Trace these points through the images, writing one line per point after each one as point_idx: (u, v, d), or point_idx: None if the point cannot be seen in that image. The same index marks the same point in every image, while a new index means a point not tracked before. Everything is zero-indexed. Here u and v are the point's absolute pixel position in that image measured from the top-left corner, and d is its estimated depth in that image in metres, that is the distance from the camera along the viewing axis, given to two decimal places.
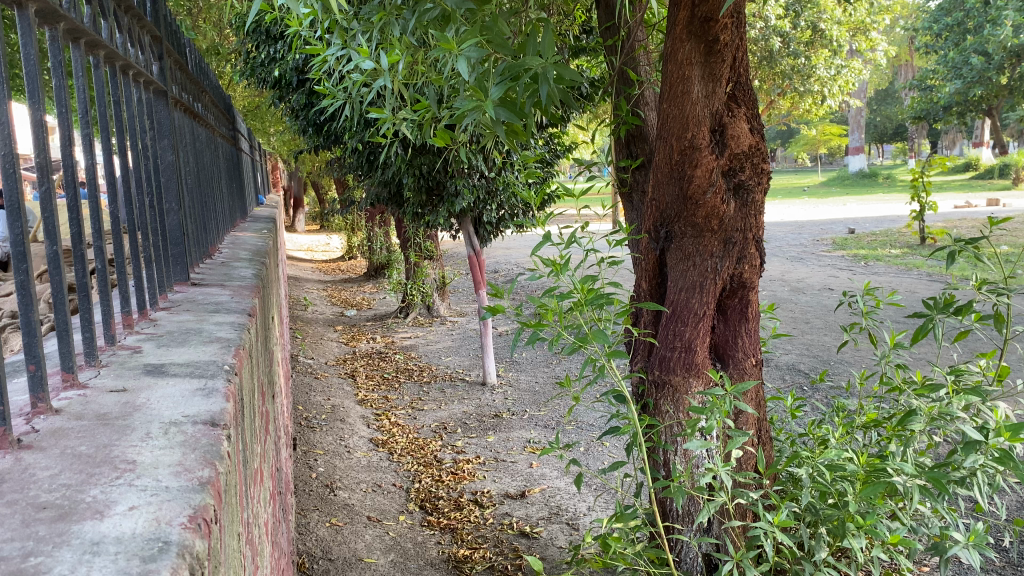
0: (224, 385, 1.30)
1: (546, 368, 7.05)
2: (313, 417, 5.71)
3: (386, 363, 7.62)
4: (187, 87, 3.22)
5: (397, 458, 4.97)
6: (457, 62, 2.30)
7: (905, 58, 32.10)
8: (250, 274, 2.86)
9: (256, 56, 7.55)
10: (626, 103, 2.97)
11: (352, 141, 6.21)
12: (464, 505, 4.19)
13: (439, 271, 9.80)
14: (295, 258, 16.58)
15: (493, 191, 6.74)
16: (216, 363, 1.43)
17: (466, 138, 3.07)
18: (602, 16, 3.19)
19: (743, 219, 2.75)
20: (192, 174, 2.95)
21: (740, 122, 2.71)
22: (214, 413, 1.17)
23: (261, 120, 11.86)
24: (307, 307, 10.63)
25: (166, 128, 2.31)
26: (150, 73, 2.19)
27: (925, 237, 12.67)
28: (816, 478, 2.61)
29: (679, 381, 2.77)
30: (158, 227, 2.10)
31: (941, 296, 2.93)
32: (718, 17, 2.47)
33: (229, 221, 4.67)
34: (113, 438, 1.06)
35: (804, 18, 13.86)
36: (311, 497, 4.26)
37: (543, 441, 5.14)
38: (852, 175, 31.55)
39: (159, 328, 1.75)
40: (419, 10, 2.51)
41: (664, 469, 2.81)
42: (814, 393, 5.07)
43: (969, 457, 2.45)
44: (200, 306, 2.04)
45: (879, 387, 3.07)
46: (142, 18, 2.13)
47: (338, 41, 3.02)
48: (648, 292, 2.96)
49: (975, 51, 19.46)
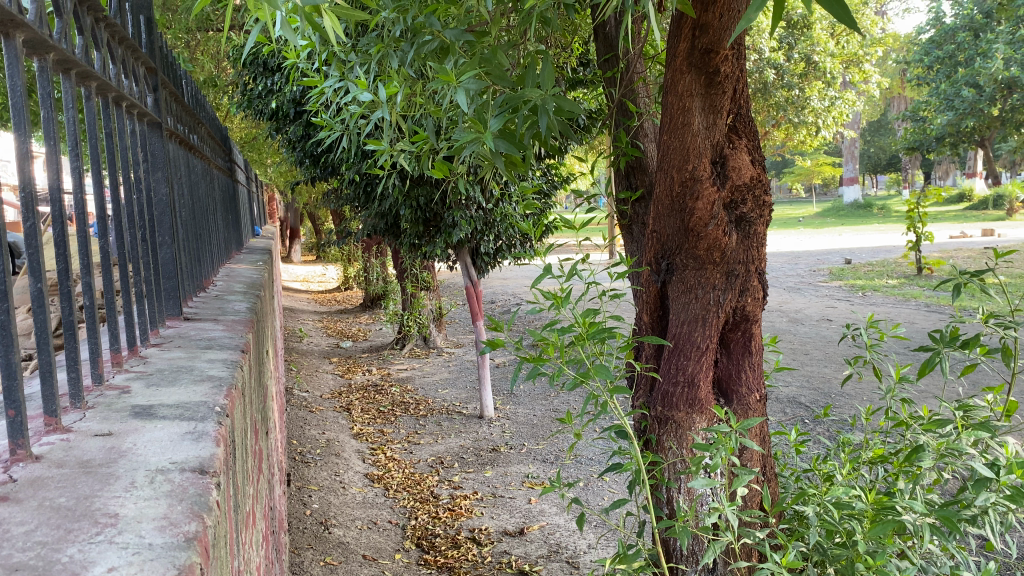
0: (215, 428, 1.25)
1: (544, 400, 6.98)
2: (308, 451, 5.63)
3: (382, 396, 7.53)
4: (182, 117, 3.18)
5: (393, 494, 4.88)
6: (456, 94, 2.28)
7: (897, 91, 32.45)
8: (244, 308, 2.81)
9: (253, 87, 7.53)
10: (625, 136, 2.96)
11: (349, 172, 6.19)
12: (462, 542, 4.11)
13: (436, 302, 9.75)
14: (292, 290, 16.52)
15: (491, 222, 6.74)
16: (207, 405, 1.37)
17: (464, 169, 3.04)
18: (601, 48, 3.20)
19: (746, 251, 2.71)
20: (188, 207, 2.92)
21: (741, 154, 2.69)
22: (203, 459, 1.11)
23: (257, 150, 11.88)
24: (302, 338, 10.55)
25: (160, 160, 2.28)
26: (144, 104, 2.15)
27: (922, 267, 12.70)
28: (824, 516, 2.53)
29: (682, 417, 2.70)
30: (150, 261, 2.05)
31: (947, 329, 2.88)
32: (719, 48, 2.45)
33: (223, 252, 4.62)
34: (94, 488, 1.01)
35: (798, 50, 13.99)
36: (306, 535, 4.18)
37: (542, 476, 5.06)
38: (847, 207, 31.66)
39: (148, 367, 1.69)
40: (418, 42, 2.50)
41: (668, 507, 2.74)
42: (816, 427, 5.02)
43: (980, 495, 2.40)
44: (192, 343, 1.98)
45: (885, 422, 3.00)
46: (137, 50, 2.10)
47: (336, 74, 3.01)
48: (648, 326, 2.90)
49: (967, 84, 19.71)
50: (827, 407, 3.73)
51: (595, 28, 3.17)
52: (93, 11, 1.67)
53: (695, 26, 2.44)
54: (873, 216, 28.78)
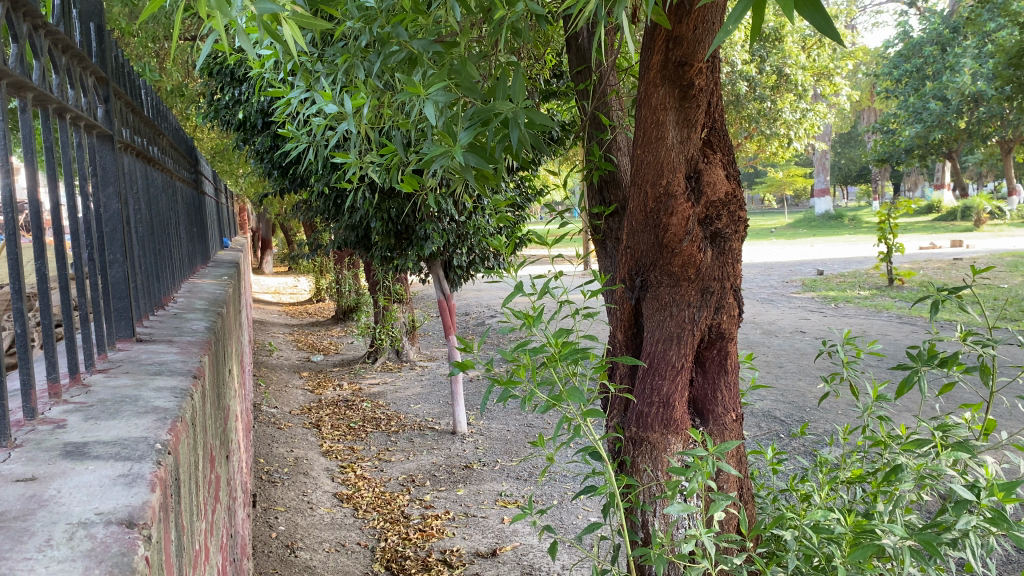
0: (152, 469, 1.15)
1: (518, 415, 6.89)
2: (275, 471, 5.49)
3: (352, 412, 7.40)
4: (141, 129, 3.07)
5: (363, 514, 4.75)
6: (424, 106, 2.21)
7: (866, 103, 32.92)
8: (203, 327, 2.70)
9: (220, 97, 7.40)
10: (598, 149, 2.90)
11: (318, 185, 6.09)
12: (433, 565, 3.99)
13: (409, 314, 9.63)
14: (262, 302, 16.29)
15: (464, 234, 6.67)
16: (148, 441, 1.27)
17: (434, 183, 2.95)
18: (573, 60, 3.16)
19: (721, 267, 2.64)
20: (145, 222, 2.81)
21: (716, 168, 2.62)
22: (133, 509, 1.02)
23: (227, 161, 11.71)
24: (272, 352, 10.37)
25: (112, 174, 2.16)
26: (94, 116, 2.05)
27: (893, 278, 12.82)
28: (802, 541, 2.46)
29: (657, 439, 2.63)
30: (99, 281, 1.94)
31: (925, 346, 2.83)
32: (693, 61, 2.39)
33: (187, 267, 4.49)
34: (3, 549, 0.91)
35: (770, 63, 14.07)
36: (271, 559, 4.06)
37: (515, 494, 4.97)
38: (818, 218, 31.96)
39: (90, 397, 1.58)
40: (385, 52, 2.44)
41: (643, 532, 2.66)
42: (791, 443, 4.98)
43: (960, 518, 2.33)
44: (142, 369, 1.87)
45: (863, 441, 2.94)
46: (85, 59, 2.00)
47: (301, 84, 2.92)
48: (622, 344, 2.83)
49: (934, 98, 20.12)
50: (803, 425, 3.66)
51: (568, 40, 3.12)
52: (30, 17, 1.57)
53: (669, 38, 2.39)
54: (844, 227, 29.08)
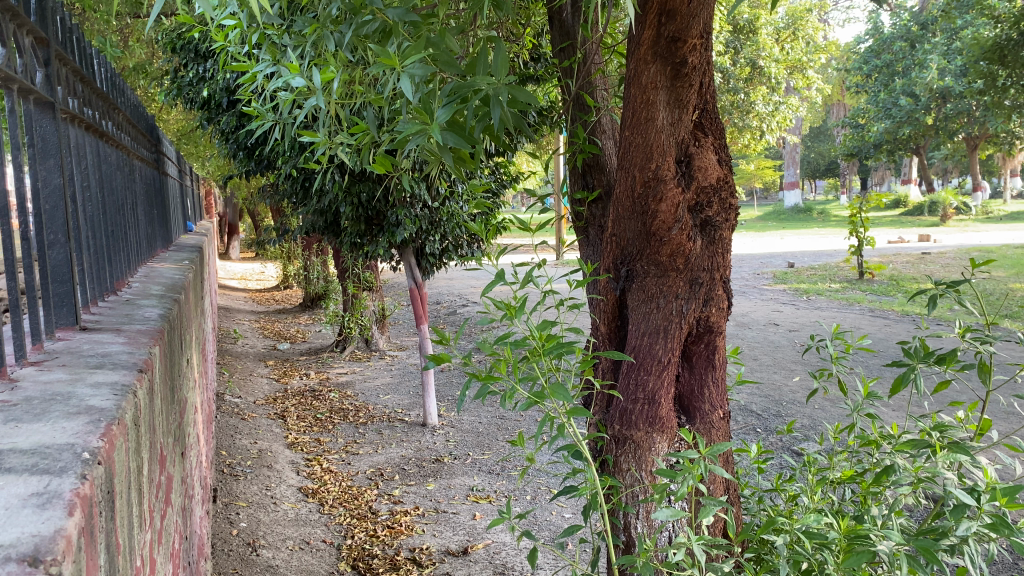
0: (73, 486, 0.98)
1: (489, 407, 6.73)
2: (238, 463, 5.29)
3: (320, 402, 7.19)
4: (92, 101, 2.86)
5: (329, 510, 4.58)
6: (398, 79, 2.01)
7: (836, 97, 33.17)
8: (156, 314, 2.50)
9: (184, 74, 7.12)
10: (582, 131, 2.72)
11: (284, 166, 5.87)
12: (401, 564, 3.83)
13: (379, 303, 9.41)
14: (228, 288, 15.98)
15: (437, 220, 6.50)
16: (73, 449, 1.09)
17: (408, 164, 2.76)
18: (556, 37, 2.99)
19: (710, 257, 2.49)
20: (96, 200, 2.60)
21: (707, 153, 2.47)
22: (41, 540, 0.85)
23: (191, 142, 11.39)
24: (237, 339, 10.10)
25: (53, 146, 1.94)
26: (31, 81, 1.83)
27: (866, 272, 12.86)
28: (794, 547, 2.30)
29: (642, 437, 2.48)
30: (34, 262, 1.73)
31: (921, 342, 2.68)
32: (686, 37, 2.26)
33: (145, 251, 4.27)
34: None
35: (743, 55, 14.05)
36: (230, 558, 3.86)
37: (487, 489, 4.84)
38: (788, 211, 32.16)
39: (15, 395, 1.39)
40: (356, 21, 2.24)
41: (625, 536, 2.52)
42: (771, 438, 4.89)
43: (960, 523, 2.20)
44: (82, 361, 1.69)
45: (852, 441, 2.80)
46: (19, 15, 1.79)
47: (267, 57, 2.72)
48: (606, 337, 2.67)
49: (903, 94, 20.26)
50: (788, 424, 3.53)
51: (550, 16, 2.96)
52: None
53: (662, 11, 2.25)
54: (814, 219, 29.26)
